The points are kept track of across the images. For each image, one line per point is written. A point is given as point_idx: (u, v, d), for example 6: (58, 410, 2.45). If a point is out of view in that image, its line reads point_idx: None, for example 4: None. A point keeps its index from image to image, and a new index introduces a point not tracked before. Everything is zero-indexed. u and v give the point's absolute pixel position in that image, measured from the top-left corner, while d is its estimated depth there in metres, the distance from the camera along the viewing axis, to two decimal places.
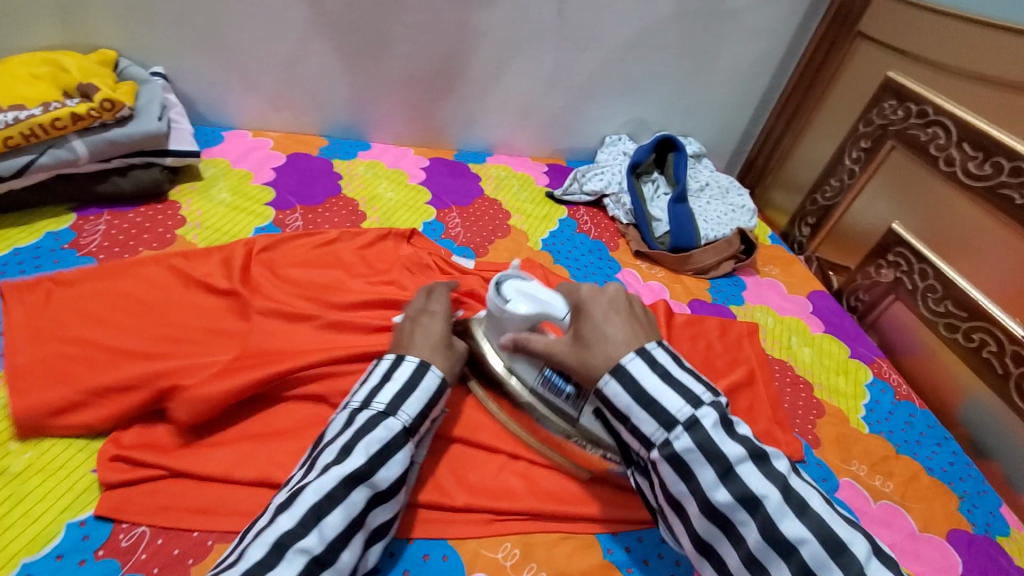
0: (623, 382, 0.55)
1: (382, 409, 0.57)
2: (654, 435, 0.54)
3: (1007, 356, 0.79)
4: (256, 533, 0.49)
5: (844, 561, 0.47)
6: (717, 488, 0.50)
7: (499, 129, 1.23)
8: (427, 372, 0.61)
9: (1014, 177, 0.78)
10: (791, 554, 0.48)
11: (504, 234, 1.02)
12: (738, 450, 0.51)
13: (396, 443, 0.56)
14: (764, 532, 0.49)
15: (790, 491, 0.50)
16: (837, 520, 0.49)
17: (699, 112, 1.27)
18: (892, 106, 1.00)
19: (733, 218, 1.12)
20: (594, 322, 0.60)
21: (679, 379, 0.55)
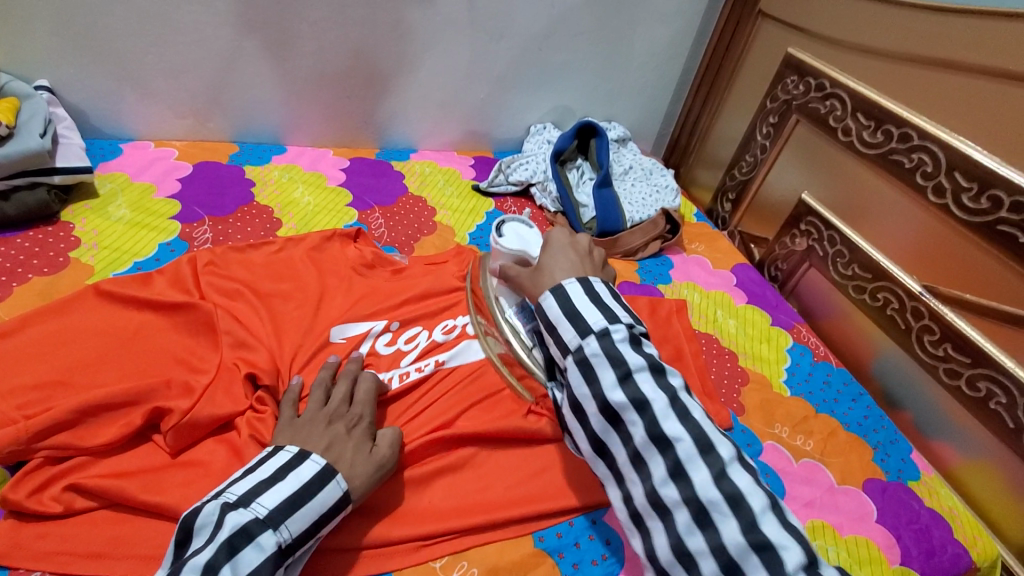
0: (558, 298, 0.58)
1: (263, 517, 0.50)
2: (568, 340, 0.56)
3: (908, 312, 0.84)
4: None
5: (710, 459, 0.49)
6: (615, 390, 0.52)
7: (421, 124, 1.21)
8: (328, 483, 0.55)
9: (903, 143, 0.83)
10: (668, 450, 0.50)
11: (430, 231, 1.00)
12: (639, 360, 0.53)
13: (265, 569, 0.48)
14: (648, 430, 0.51)
15: (678, 400, 0.52)
16: (713, 427, 0.51)
17: (619, 97, 1.29)
18: (793, 81, 1.04)
19: (658, 198, 1.14)
20: (551, 255, 0.64)
21: (604, 301, 0.57)
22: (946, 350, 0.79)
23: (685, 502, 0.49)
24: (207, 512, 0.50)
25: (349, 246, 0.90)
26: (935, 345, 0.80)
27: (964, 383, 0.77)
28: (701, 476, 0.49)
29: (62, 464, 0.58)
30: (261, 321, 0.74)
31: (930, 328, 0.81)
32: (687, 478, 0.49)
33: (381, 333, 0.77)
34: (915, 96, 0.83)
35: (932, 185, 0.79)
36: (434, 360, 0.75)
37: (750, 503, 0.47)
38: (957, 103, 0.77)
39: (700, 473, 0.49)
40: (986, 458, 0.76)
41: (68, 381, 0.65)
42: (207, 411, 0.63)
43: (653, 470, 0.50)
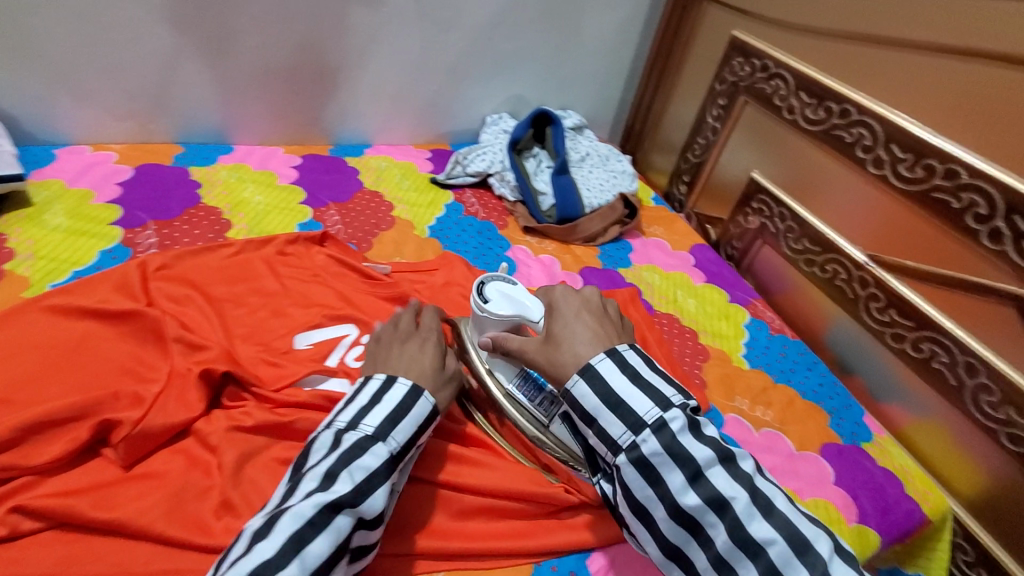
0: (592, 382, 0.56)
1: (372, 433, 0.55)
2: (621, 438, 0.54)
3: (855, 281, 0.87)
4: (228, 564, 0.45)
5: (808, 559, 0.48)
6: (687, 492, 0.51)
7: (374, 119, 1.19)
8: (420, 398, 0.59)
9: (843, 119, 0.86)
10: (759, 554, 0.49)
11: (388, 226, 0.99)
12: (706, 452, 0.52)
13: (383, 472, 0.53)
14: (732, 533, 0.50)
15: (757, 492, 0.51)
16: (802, 519, 0.51)
17: (573, 85, 1.29)
18: (739, 64, 1.07)
19: (615, 183, 1.15)
20: (565, 323, 0.61)
21: (648, 381, 0.56)
22: (891, 316, 0.83)
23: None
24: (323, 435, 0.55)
25: (302, 243, 0.88)
26: (881, 312, 0.84)
27: (909, 345, 0.81)
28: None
29: (5, 485, 0.55)
30: (214, 326, 0.72)
31: (876, 295, 0.84)
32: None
33: (351, 346, 0.75)
34: (853, 73, 0.86)
35: (871, 158, 0.82)
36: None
37: None
38: (892, 78, 0.80)
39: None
40: (932, 416, 0.79)
41: (7, 399, 0.61)
42: (158, 420, 0.60)
43: None
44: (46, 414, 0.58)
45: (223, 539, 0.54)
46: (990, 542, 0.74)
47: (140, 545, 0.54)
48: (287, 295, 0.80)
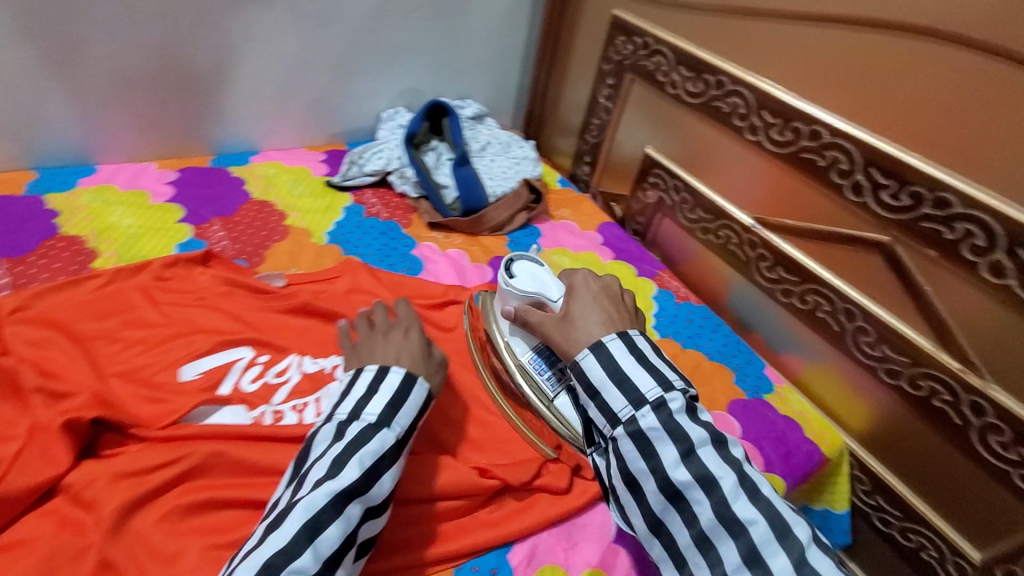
0: (600, 359, 0.62)
1: (375, 421, 0.57)
2: (621, 412, 0.59)
3: (745, 244, 0.92)
4: (242, 555, 0.48)
5: (788, 543, 0.52)
6: (678, 468, 0.56)
7: (258, 124, 1.12)
8: (416, 384, 0.61)
9: (719, 90, 0.89)
10: (741, 534, 0.54)
11: (281, 237, 0.93)
12: (701, 433, 0.57)
13: (388, 457, 0.56)
14: (717, 511, 0.55)
15: (746, 477, 0.56)
16: (785, 506, 0.55)
17: (468, 74, 1.27)
18: (622, 42, 1.08)
19: (518, 170, 1.15)
20: (582, 305, 0.68)
21: (652, 364, 0.61)
22: (778, 273, 0.88)
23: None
24: (326, 427, 0.57)
25: (181, 266, 0.81)
26: (770, 270, 0.89)
27: (796, 299, 0.86)
28: (780, 561, 0.52)
29: None
30: (81, 369, 0.65)
31: (764, 256, 0.89)
32: (765, 564, 0.52)
33: (246, 368, 0.71)
34: (724, 44, 0.89)
35: (747, 126, 0.86)
36: (314, 397, 0.68)
37: None
38: (760, 47, 0.84)
39: (778, 558, 0.52)
40: (823, 361, 0.85)
41: None
42: (17, 483, 0.54)
43: (724, 554, 0.54)
44: None
45: None
46: (882, 469, 0.81)
47: None
48: (168, 324, 0.73)
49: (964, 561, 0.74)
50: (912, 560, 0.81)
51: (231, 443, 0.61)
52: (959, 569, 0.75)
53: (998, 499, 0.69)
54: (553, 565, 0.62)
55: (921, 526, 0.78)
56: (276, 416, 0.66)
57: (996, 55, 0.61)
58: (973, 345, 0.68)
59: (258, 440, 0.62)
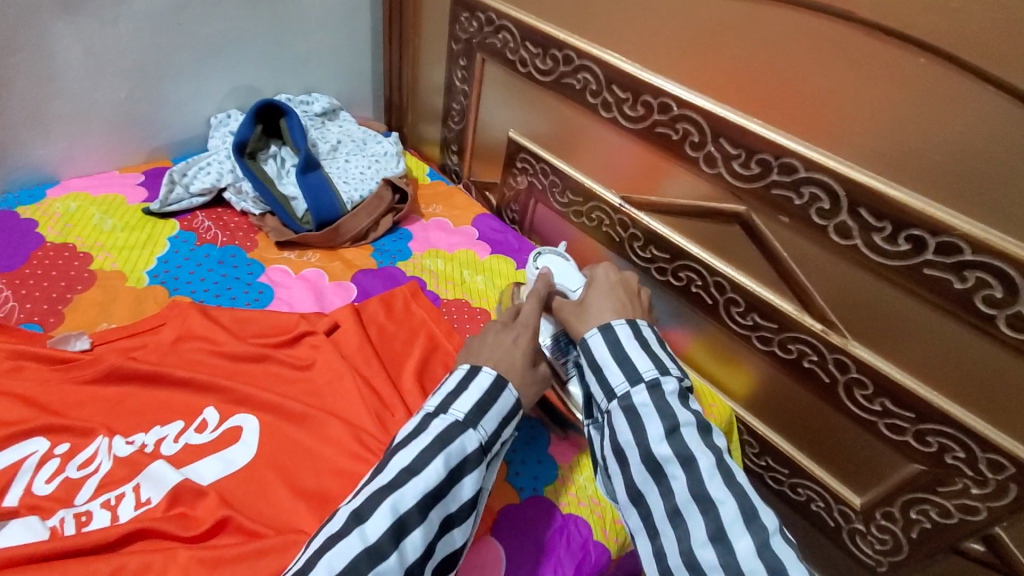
0: (607, 339, 0.60)
1: (462, 419, 0.55)
2: (617, 387, 0.57)
3: (617, 225, 0.88)
4: (321, 545, 0.47)
5: (754, 526, 0.49)
6: (662, 442, 0.53)
7: (48, 148, 0.92)
8: (505, 390, 0.59)
9: (568, 66, 0.84)
10: (710, 511, 0.50)
11: (86, 285, 0.78)
12: (689, 416, 0.55)
13: (472, 460, 0.54)
14: (692, 487, 0.51)
15: (724, 462, 0.52)
16: (756, 493, 0.51)
17: (310, 65, 1.13)
18: (467, 19, 0.99)
19: (378, 169, 1.04)
20: (597, 295, 0.66)
21: (653, 349, 0.59)
22: (651, 252, 0.85)
23: (724, 568, 0.48)
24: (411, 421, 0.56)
25: None
26: (643, 250, 0.86)
27: (670, 276, 0.84)
28: (744, 544, 0.48)
29: None
30: None
31: (636, 235, 0.86)
32: (728, 543, 0.49)
33: (40, 465, 0.58)
34: (564, 16, 0.83)
35: (600, 102, 0.82)
36: (131, 485, 0.57)
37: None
38: (599, 17, 0.79)
39: (742, 540, 0.48)
40: (705, 333, 0.84)
41: None
42: None
43: (693, 529, 0.50)
44: None
45: None
46: (767, 431, 0.83)
47: None
48: None
49: (847, 507, 0.77)
50: (804, 512, 0.84)
51: (12, 571, 0.49)
52: (845, 516, 0.78)
53: (871, 448, 0.72)
54: None
55: (808, 480, 0.80)
56: (79, 520, 0.54)
57: (817, 13, 0.59)
58: (831, 307, 0.69)
59: (50, 558, 0.50)
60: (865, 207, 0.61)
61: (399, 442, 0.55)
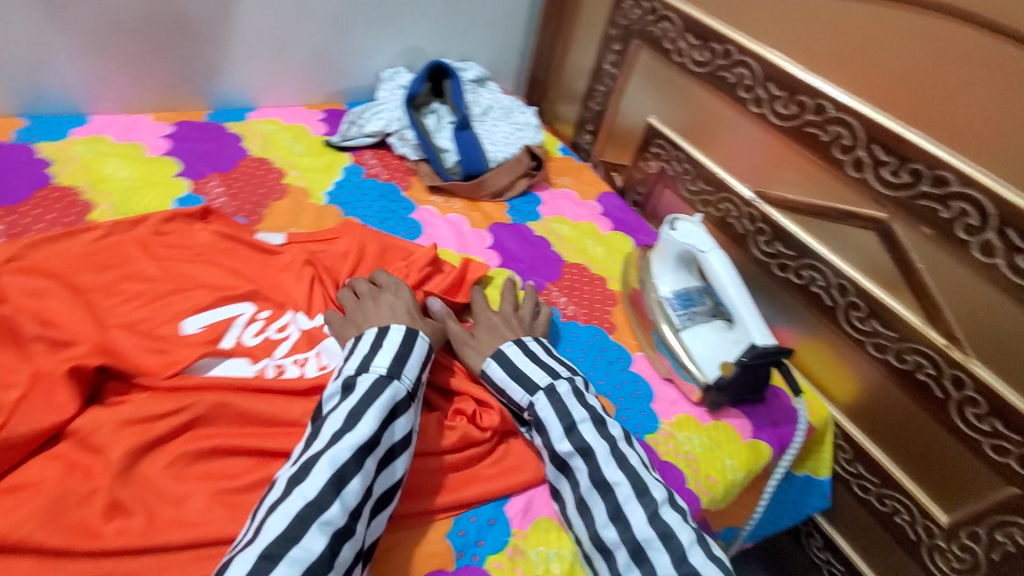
0: (502, 363, 0.70)
1: (385, 372, 0.60)
2: (521, 401, 0.67)
3: (744, 218, 0.92)
4: (269, 506, 0.51)
5: (644, 498, 0.59)
6: (562, 441, 0.64)
7: (255, 79, 1.07)
8: (417, 338, 0.65)
9: (726, 59, 0.89)
10: (608, 494, 0.60)
11: (280, 195, 0.92)
12: (582, 412, 0.65)
13: (402, 406, 0.60)
14: (591, 474, 0.61)
15: (617, 448, 0.62)
16: (646, 471, 0.61)
17: (471, 35, 1.23)
18: (630, 7, 1.06)
19: (520, 136, 1.14)
20: (483, 330, 0.75)
21: (541, 358, 0.70)
22: (776, 248, 0.88)
23: (624, 542, 0.57)
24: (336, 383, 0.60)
25: (178, 221, 0.79)
26: (767, 244, 0.90)
27: (791, 274, 0.87)
28: (637, 516, 0.58)
29: None
30: (81, 318, 0.64)
31: (762, 230, 0.90)
32: (624, 520, 0.58)
33: (248, 323, 0.71)
34: (734, 12, 0.88)
35: (752, 97, 0.86)
36: (314, 351, 0.70)
37: (678, 537, 0.56)
38: (770, 17, 0.83)
39: (636, 512, 0.58)
40: (816, 334, 0.87)
41: None
42: (22, 429, 0.53)
43: (595, 514, 0.60)
44: None
45: (116, 541, 0.50)
46: (861, 438, 0.84)
47: (12, 562, 0.48)
48: (165, 278, 0.72)
49: (932, 523, 0.78)
50: (884, 523, 0.85)
51: (235, 393, 0.62)
52: (928, 531, 0.79)
53: (969, 467, 0.72)
54: (548, 518, 0.64)
55: (895, 491, 0.81)
56: (278, 369, 0.68)
57: (998, 35, 0.61)
58: (958, 322, 0.70)
59: (261, 390, 0.63)
60: (1013, 228, 0.62)
61: (328, 406, 0.59)
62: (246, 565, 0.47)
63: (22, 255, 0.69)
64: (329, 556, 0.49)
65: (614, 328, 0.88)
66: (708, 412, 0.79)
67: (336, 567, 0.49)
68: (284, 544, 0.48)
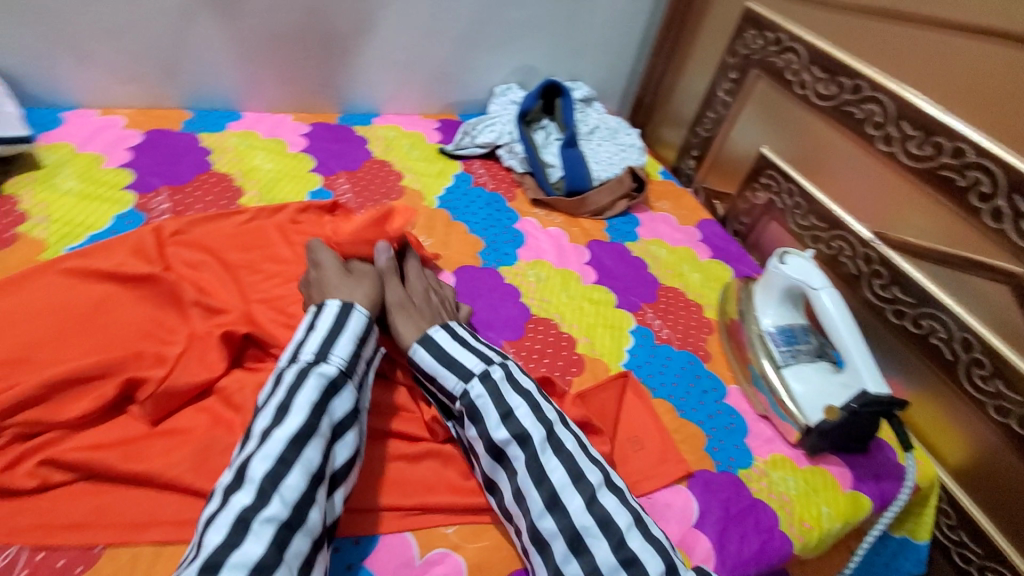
0: (429, 348, 0.67)
1: (310, 359, 0.60)
2: (454, 389, 0.64)
3: (859, 258, 0.89)
4: (207, 519, 0.49)
5: (582, 485, 0.57)
6: (498, 428, 0.61)
7: (382, 88, 1.16)
8: (352, 313, 0.65)
9: (855, 95, 0.86)
10: (544, 483, 0.58)
11: (397, 196, 0.99)
12: (518, 399, 0.63)
13: (337, 384, 0.59)
14: (529, 462, 0.59)
15: (553, 433, 0.61)
16: (582, 457, 0.60)
17: (585, 56, 1.26)
18: (752, 36, 1.06)
19: (624, 157, 1.15)
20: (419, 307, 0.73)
21: (467, 342, 0.68)
22: (894, 293, 0.84)
23: (562, 531, 0.55)
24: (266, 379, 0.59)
25: (312, 212, 0.87)
26: (883, 288, 0.85)
27: (908, 321, 0.82)
28: (575, 503, 0.57)
29: (38, 438, 0.56)
30: (229, 291, 0.72)
31: (879, 273, 0.86)
32: (563, 509, 0.56)
33: None
34: (870, 47, 0.85)
35: (881, 135, 0.83)
36: None
37: (618, 522, 0.56)
38: (911, 54, 0.80)
39: (574, 500, 0.57)
40: (930, 387, 0.81)
41: (28, 357, 0.62)
42: (181, 381, 0.61)
43: (532, 505, 0.57)
44: (70, 371, 0.58)
45: None
46: (969, 504, 0.78)
47: (166, 496, 0.55)
48: (299, 262, 0.80)
49: None
50: None
51: None
52: None
53: None
54: None
55: (1005, 567, 0.75)
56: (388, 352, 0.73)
57: None
58: None
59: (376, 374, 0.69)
60: None
61: (259, 405, 0.57)
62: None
63: (186, 230, 0.78)
64: (277, 552, 0.47)
65: (709, 355, 0.86)
66: (806, 455, 0.76)
67: (287, 562, 0.48)
68: (225, 551, 0.46)
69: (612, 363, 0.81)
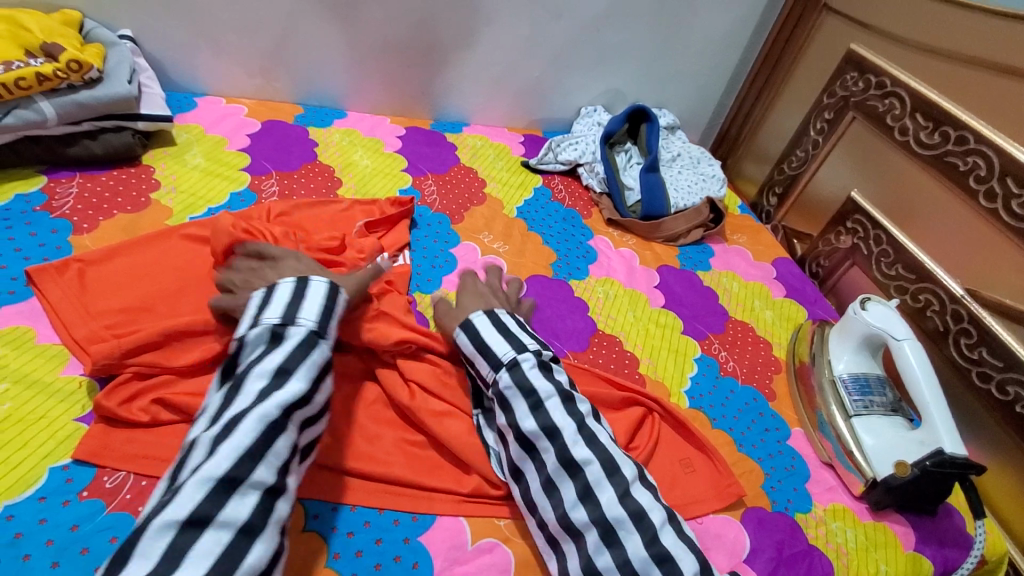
0: (468, 334, 0.69)
1: (313, 329, 0.60)
2: (486, 375, 0.66)
3: (947, 315, 0.84)
4: (189, 471, 0.48)
5: (615, 478, 0.58)
6: (528, 419, 0.62)
7: (475, 99, 1.22)
8: (343, 294, 0.66)
9: (959, 145, 0.83)
10: (579, 474, 0.59)
11: (479, 202, 1.03)
12: (548, 386, 0.64)
13: (329, 362, 0.60)
14: (560, 456, 0.60)
15: (584, 425, 0.62)
16: (617, 450, 0.62)
17: (674, 84, 1.28)
18: (853, 78, 1.04)
19: (704, 186, 1.15)
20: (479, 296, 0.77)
21: (509, 329, 0.69)
22: (980, 354, 0.80)
23: (595, 522, 0.56)
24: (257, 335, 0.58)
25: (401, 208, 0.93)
26: (970, 348, 0.81)
27: (994, 387, 0.78)
28: (608, 496, 0.57)
29: (151, 379, 0.63)
30: None
31: (967, 331, 0.81)
32: (595, 500, 0.57)
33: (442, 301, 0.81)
34: (978, 100, 0.82)
35: (984, 190, 0.79)
36: None
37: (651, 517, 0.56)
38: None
39: (607, 492, 0.58)
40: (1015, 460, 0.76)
41: (150, 308, 0.70)
42: None
43: (565, 493, 0.58)
44: (185, 324, 0.66)
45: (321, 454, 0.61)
46: None
47: None
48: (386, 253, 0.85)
49: None
50: None
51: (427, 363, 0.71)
52: None
53: None
54: None
55: None
56: None
57: None
58: None
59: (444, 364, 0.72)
60: None
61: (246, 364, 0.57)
62: (165, 533, 0.44)
63: (290, 212, 0.86)
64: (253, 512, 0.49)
65: (774, 394, 0.85)
66: (869, 510, 0.73)
67: (271, 525, 0.49)
68: (213, 507, 0.46)
69: (674, 389, 0.81)
